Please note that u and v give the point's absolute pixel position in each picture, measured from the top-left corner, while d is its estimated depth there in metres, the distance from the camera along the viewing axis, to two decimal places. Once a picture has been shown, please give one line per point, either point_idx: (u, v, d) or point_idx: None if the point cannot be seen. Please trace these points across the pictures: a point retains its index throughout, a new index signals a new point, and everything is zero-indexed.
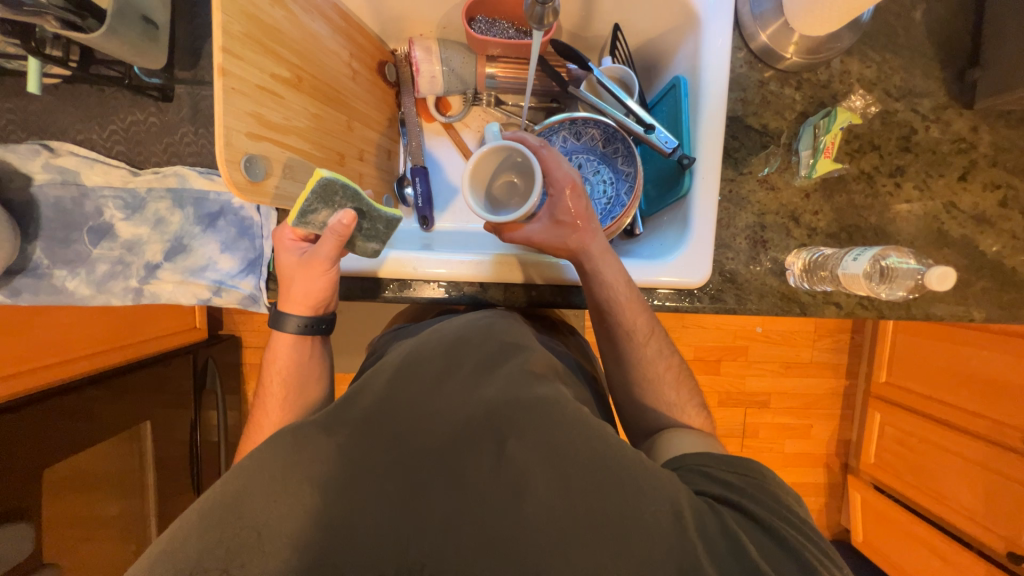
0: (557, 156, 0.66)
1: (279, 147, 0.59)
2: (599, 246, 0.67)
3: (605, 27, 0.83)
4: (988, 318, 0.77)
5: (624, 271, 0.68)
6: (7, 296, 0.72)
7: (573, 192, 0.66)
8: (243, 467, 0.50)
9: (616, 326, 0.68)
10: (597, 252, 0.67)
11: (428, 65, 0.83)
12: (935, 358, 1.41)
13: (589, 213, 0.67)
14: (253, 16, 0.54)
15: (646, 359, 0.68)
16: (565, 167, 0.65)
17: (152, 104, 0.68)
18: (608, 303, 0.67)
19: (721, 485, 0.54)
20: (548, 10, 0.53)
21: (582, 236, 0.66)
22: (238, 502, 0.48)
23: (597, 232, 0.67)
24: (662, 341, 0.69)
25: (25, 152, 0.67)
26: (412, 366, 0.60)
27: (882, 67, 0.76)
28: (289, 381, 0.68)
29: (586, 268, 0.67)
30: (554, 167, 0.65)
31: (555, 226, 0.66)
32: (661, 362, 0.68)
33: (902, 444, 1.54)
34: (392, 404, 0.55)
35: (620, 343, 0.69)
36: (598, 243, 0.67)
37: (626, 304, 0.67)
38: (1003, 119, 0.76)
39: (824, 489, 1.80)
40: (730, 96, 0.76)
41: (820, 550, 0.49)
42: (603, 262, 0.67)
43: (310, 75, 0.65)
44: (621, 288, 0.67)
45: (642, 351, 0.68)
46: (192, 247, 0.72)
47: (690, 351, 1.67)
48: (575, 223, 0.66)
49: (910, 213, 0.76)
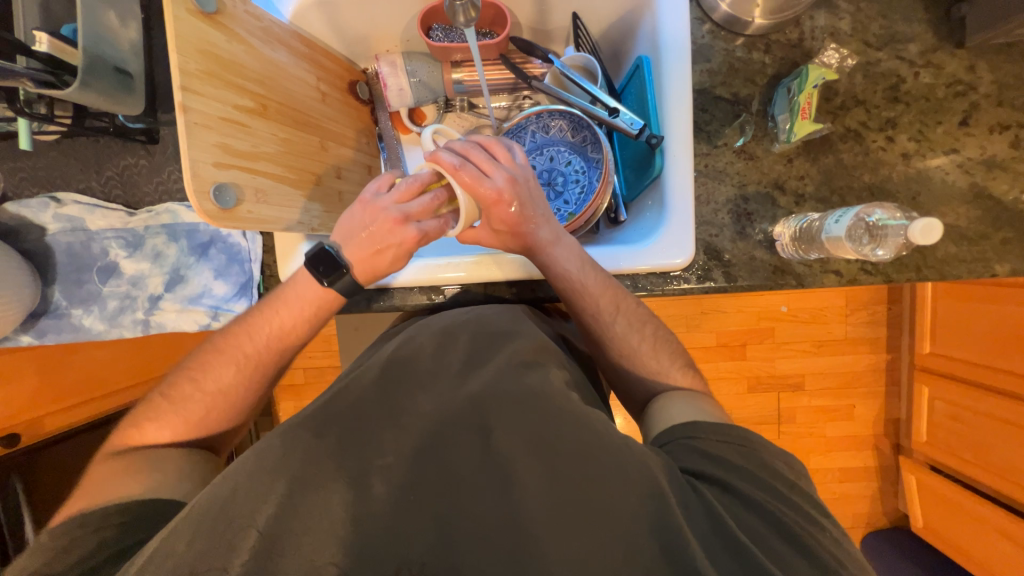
0: (475, 170, 0.57)
1: (249, 173, 0.62)
2: (542, 244, 0.63)
3: (565, 17, 0.82)
4: (1014, 271, 0.71)
5: (575, 256, 0.64)
6: (36, 336, 0.81)
7: (500, 205, 0.58)
8: (232, 470, 0.49)
9: (580, 310, 0.66)
10: (542, 247, 0.64)
11: (395, 79, 0.85)
12: (984, 322, 1.29)
13: (524, 217, 0.61)
14: (210, 53, 0.57)
15: (624, 340, 0.65)
16: (490, 183, 0.57)
17: (141, 148, 0.73)
18: (566, 291, 0.65)
19: (702, 457, 0.51)
20: (464, 5, 0.63)
21: (525, 238, 0.64)
22: (224, 508, 0.45)
23: (539, 228, 0.63)
24: (631, 311, 0.65)
25: (36, 205, 0.74)
26: (401, 362, 0.58)
27: (858, 16, 0.71)
28: (292, 335, 0.66)
29: (540, 262, 0.66)
30: (475, 187, 0.56)
31: (497, 236, 0.63)
32: (634, 337, 0.65)
33: (955, 419, 1.42)
34: (371, 399, 0.53)
35: (592, 326, 0.66)
36: (543, 237, 0.64)
37: (584, 291, 0.64)
38: (1003, 54, 0.70)
39: (875, 473, 1.68)
40: (695, 69, 0.74)
41: (801, 510, 0.47)
42: (557, 251, 0.64)
43: (275, 102, 0.67)
44: (580, 272, 0.64)
45: (613, 329, 0.65)
46: (188, 276, 0.76)
47: (712, 337, 1.61)
48: (513, 230, 0.62)
49: (908, 168, 0.71)
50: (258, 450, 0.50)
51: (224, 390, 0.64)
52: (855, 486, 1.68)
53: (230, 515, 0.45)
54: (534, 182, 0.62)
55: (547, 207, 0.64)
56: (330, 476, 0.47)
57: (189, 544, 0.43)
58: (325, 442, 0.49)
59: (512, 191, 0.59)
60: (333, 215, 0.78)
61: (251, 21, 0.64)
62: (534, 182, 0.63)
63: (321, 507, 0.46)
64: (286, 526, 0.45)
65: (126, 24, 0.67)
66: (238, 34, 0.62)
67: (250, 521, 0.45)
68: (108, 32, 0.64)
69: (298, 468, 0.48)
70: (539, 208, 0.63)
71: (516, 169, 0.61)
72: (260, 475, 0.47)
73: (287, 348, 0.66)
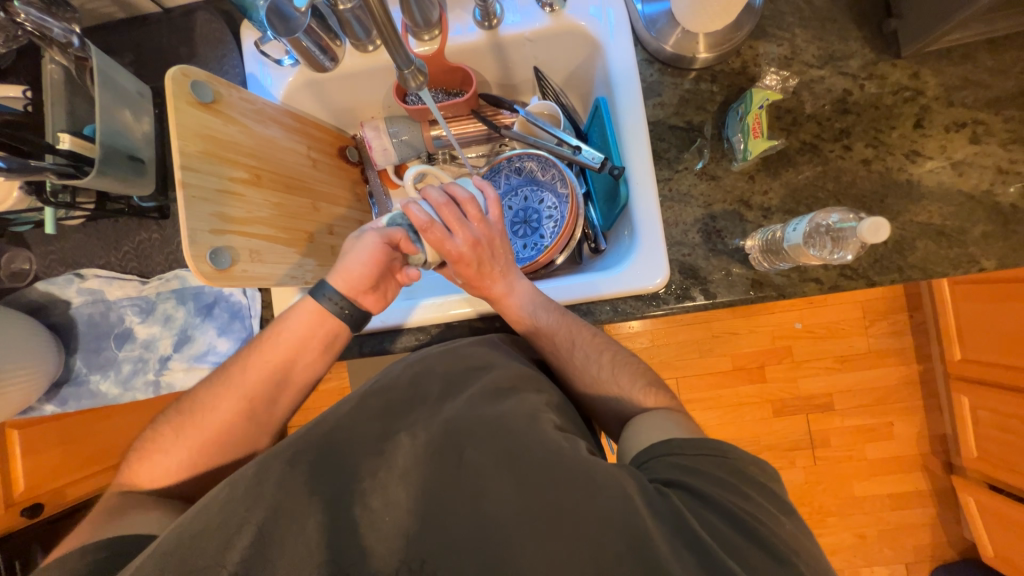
0: (441, 229, 0.62)
1: (243, 237, 0.68)
2: (495, 297, 0.68)
3: (527, 72, 0.90)
4: (1002, 264, 0.69)
5: (531, 300, 0.69)
6: (59, 403, 0.89)
7: (461, 263, 0.64)
8: (201, 510, 0.48)
9: (541, 347, 0.69)
10: (498, 299, 0.68)
11: (379, 141, 0.94)
12: (1009, 321, 1.23)
13: (484, 272, 0.66)
14: (206, 135, 0.65)
15: (584, 373, 0.67)
16: (454, 242, 0.62)
17: (154, 223, 0.81)
18: (526, 331, 0.69)
19: (676, 468, 0.49)
20: (413, 70, 0.58)
21: (483, 291, 0.68)
22: (195, 550, 0.45)
23: (496, 282, 0.67)
24: (587, 343, 0.68)
25: (63, 282, 0.82)
26: (377, 392, 0.59)
27: (795, 41, 0.76)
28: (284, 366, 0.67)
29: (499, 311, 0.70)
30: (439, 245, 0.62)
31: (459, 282, 0.70)
32: (593, 364, 0.67)
33: (1001, 429, 1.32)
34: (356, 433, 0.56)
35: (554, 361, 0.69)
36: (499, 291, 0.68)
37: (539, 329, 0.68)
38: (943, 59, 0.73)
39: (929, 497, 1.54)
40: (649, 103, 0.79)
41: (788, 528, 0.45)
42: (513, 300, 0.68)
43: (269, 172, 0.75)
44: (538, 312, 0.68)
45: (572, 362, 0.67)
46: (194, 336, 0.82)
47: (726, 361, 1.57)
48: (471, 282, 0.67)
49: (871, 172, 0.73)
50: (232, 494, 0.49)
51: (216, 427, 0.65)
52: (908, 513, 1.54)
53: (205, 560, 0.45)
54: (500, 242, 0.67)
55: (509, 262, 0.68)
56: (305, 513, 0.48)
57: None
58: (301, 478, 0.50)
59: (474, 253, 0.64)
60: (326, 268, 0.83)
61: (246, 106, 0.73)
62: (499, 239, 0.67)
63: (295, 547, 0.46)
64: (262, 563, 0.45)
65: (139, 119, 0.77)
66: (233, 118, 0.70)
67: (217, 562, 0.45)
68: (124, 126, 0.74)
69: (275, 508, 0.48)
70: (500, 263, 0.67)
71: (483, 229, 0.65)
72: (232, 509, 0.47)
73: (288, 384, 0.68)
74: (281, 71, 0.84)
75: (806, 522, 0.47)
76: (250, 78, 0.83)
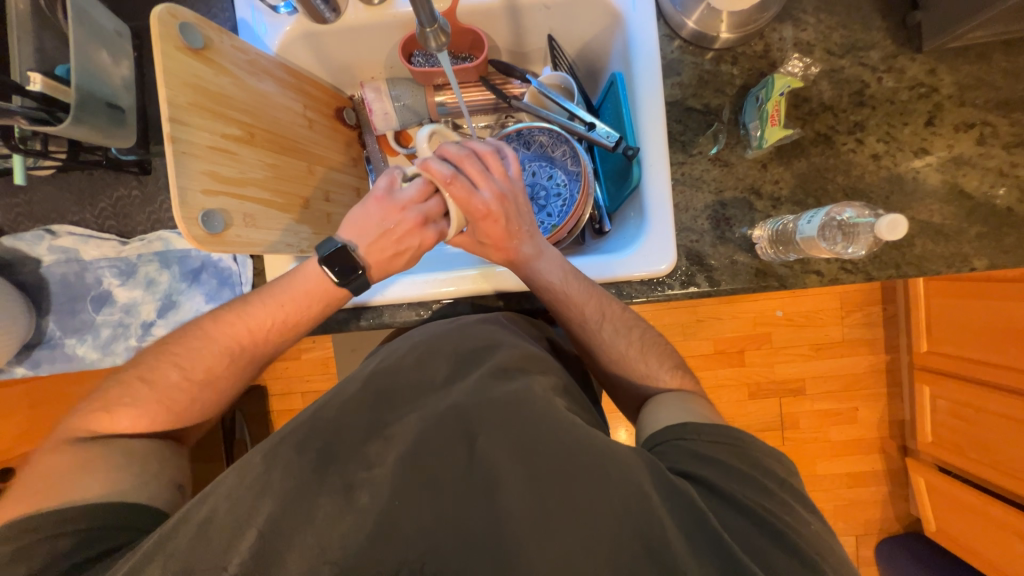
0: (465, 183, 0.60)
1: (236, 199, 0.64)
2: (524, 259, 0.66)
3: (540, 39, 0.86)
4: (992, 266, 0.71)
5: (559, 265, 0.67)
6: (30, 366, 0.84)
7: (489, 220, 0.62)
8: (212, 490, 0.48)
9: (568, 318, 0.68)
10: (525, 261, 0.67)
11: (380, 104, 0.89)
12: (976, 318, 1.30)
13: (510, 232, 0.64)
14: (198, 86, 0.60)
15: (609, 345, 0.67)
16: (479, 197, 0.60)
17: (134, 179, 0.75)
18: (552, 300, 0.67)
19: (696, 459, 0.51)
20: (435, 29, 0.54)
21: (506, 253, 0.66)
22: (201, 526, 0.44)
23: (524, 244, 0.66)
24: (616, 318, 0.67)
25: (31, 238, 0.75)
26: (386, 373, 0.59)
27: (820, 27, 0.74)
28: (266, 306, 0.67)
29: (525, 275, 0.68)
30: (465, 200, 0.60)
31: (479, 246, 0.67)
32: (621, 341, 0.67)
33: (957, 417, 1.41)
34: (361, 408, 0.55)
35: (580, 333, 0.69)
36: (527, 252, 0.66)
37: (567, 300, 0.66)
38: (960, 57, 0.73)
39: (884, 477, 1.65)
40: (667, 82, 0.76)
41: (790, 513, 0.47)
42: (540, 264, 0.66)
43: (263, 130, 0.70)
44: (564, 281, 0.66)
45: (599, 335, 0.67)
46: (180, 302, 0.78)
47: (710, 344, 1.61)
48: (497, 244, 0.65)
49: (880, 168, 0.73)
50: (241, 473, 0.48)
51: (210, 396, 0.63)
52: (863, 491, 1.65)
53: (215, 536, 0.45)
54: (523, 199, 0.65)
55: (533, 223, 0.67)
56: (313, 490, 0.47)
57: (176, 558, 0.44)
58: (311, 455, 0.50)
59: (501, 207, 0.61)
60: (322, 236, 0.80)
61: (238, 55, 0.66)
62: (522, 198, 0.65)
63: (305, 522, 0.45)
64: (271, 538, 0.44)
65: (118, 62, 0.70)
66: (225, 68, 0.64)
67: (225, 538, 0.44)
68: (102, 70, 0.67)
69: (284, 483, 0.47)
70: (526, 223, 0.65)
71: (507, 184, 0.63)
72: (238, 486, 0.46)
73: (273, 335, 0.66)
74: (276, 19, 0.77)
75: (804, 504, 0.49)
76: (242, 24, 0.76)
